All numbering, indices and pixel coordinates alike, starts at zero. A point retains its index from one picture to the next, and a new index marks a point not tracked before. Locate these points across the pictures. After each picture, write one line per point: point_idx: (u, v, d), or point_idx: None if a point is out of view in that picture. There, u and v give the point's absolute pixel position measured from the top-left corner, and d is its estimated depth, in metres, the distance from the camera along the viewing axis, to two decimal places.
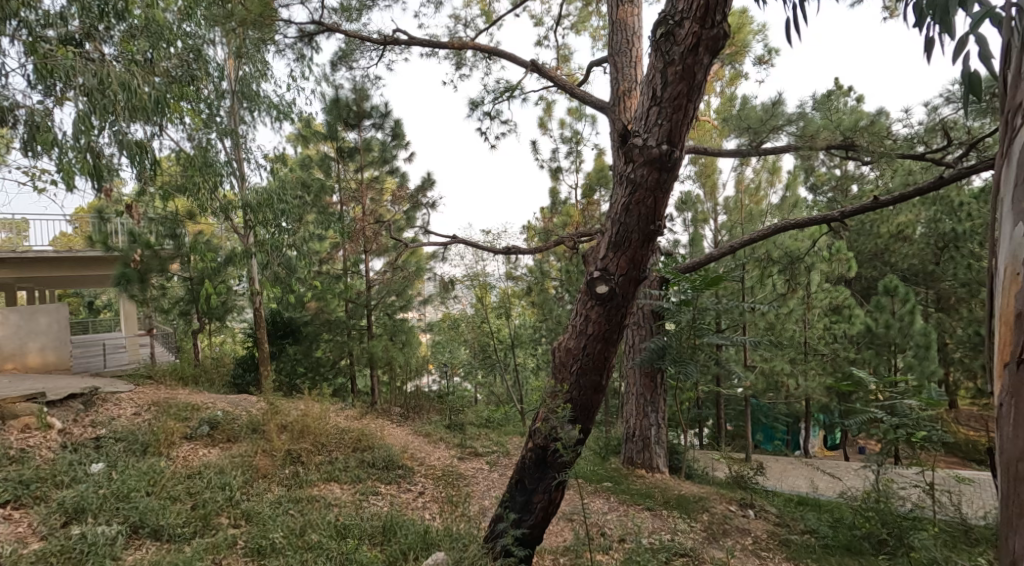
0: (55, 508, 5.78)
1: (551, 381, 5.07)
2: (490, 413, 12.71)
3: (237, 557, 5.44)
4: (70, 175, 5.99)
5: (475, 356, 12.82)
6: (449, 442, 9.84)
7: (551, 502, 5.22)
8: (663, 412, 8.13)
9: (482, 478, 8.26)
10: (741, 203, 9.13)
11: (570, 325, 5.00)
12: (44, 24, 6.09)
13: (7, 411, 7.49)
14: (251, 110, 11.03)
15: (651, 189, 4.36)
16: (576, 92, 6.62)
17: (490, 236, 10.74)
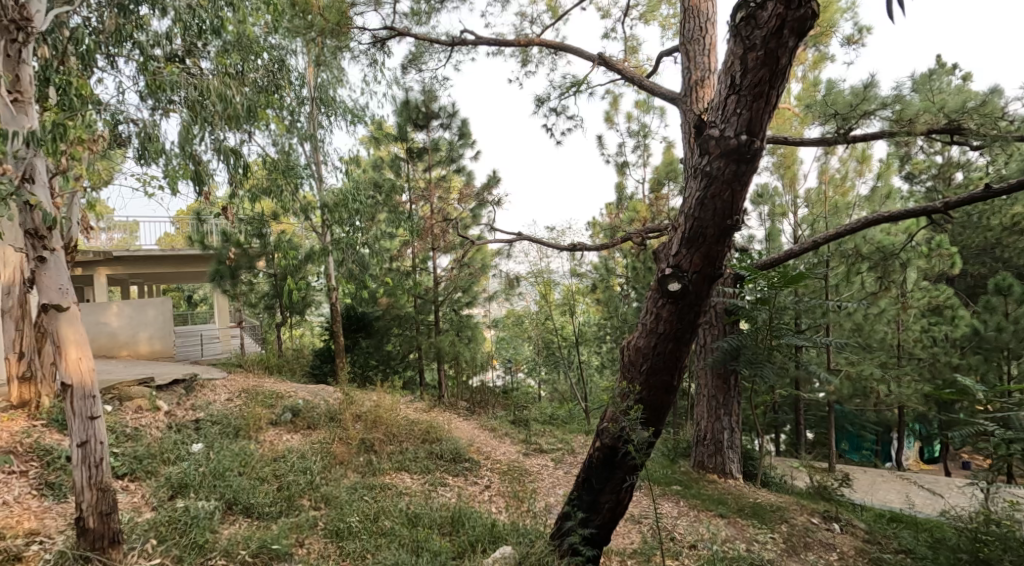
0: (164, 482, 6.08)
1: (620, 381, 4.87)
2: (554, 410, 12.57)
3: (318, 538, 5.52)
4: (175, 181, 6.88)
5: (541, 352, 12.67)
6: (514, 437, 9.78)
7: (619, 503, 5.03)
8: (737, 415, 7.75)
9: (550, 474, 8.14)
10: (825, 195, 8.59)
11: (640, 323, 4.78)
12: (153, 44, 6.86)
13: (125, 393, 8.06)
14: (328, 114, 11.31)
15: (729, 182, 4.09)
16: (644, 84, 6.34)
17: (555, 233, 10.57)
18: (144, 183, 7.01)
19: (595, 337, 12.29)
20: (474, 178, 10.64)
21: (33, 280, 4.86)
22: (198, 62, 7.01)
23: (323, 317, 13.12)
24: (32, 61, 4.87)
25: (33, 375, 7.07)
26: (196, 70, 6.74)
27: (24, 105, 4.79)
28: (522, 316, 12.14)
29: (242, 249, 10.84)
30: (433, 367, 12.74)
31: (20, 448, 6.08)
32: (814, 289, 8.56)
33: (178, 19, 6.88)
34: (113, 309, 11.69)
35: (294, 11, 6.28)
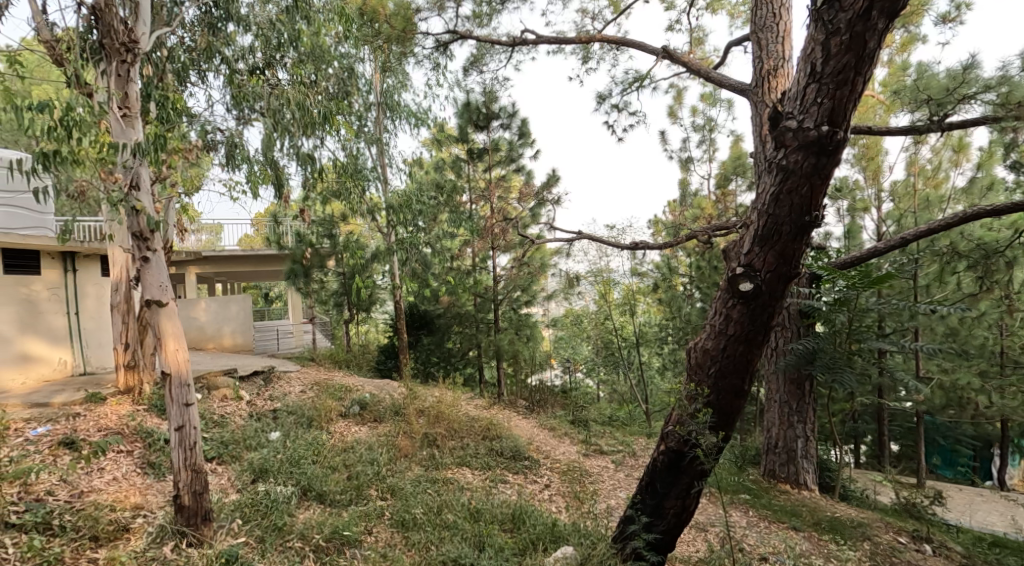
0: (246, 467, 6.38)
1: (686, 384, 4.75)
2: (614, 411, 12.43)
3: (384, 527, 5.66)
4: (257, 186, 7.13)
5: (600, 352, 12.55)
6: (574, 437, 9.73)
7: (685, 509, 4.93)
8: (812, 423, 7.45)
9: (610, 476, 8.06)
10: (914, 187, 8.31)
11: (707, 324, 4.67)
12: (238, 58, 7.25)
13: (211, 384, 8.58)
14: (393, 118, 11.60)
15: (807, 176, 3.93)
16: (711, 76, 6.18)
17: (614, 232, 10.47)
18: (230, 189, 7.40)
19: (656, 338, 12.09)
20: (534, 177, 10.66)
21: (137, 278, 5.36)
22: (276, 73, 7.33)
23: (387, 315, 13.42)
24: (137, 79, 5.64)
25: (136, 364, 7.92)
26: (275, 80, 7.08)
27: (131, 120, 5.56)
28: (580, 315, 12.06)
29: (314, 248, 11.27)
30: (492, 365, 12.83)
31: (126, 429, 6.88)
32: (900, 289, 8.18)
33: (260, 34, 7.27)
34: (199, 304, 12.60)
35: (362, 21, 6.48)
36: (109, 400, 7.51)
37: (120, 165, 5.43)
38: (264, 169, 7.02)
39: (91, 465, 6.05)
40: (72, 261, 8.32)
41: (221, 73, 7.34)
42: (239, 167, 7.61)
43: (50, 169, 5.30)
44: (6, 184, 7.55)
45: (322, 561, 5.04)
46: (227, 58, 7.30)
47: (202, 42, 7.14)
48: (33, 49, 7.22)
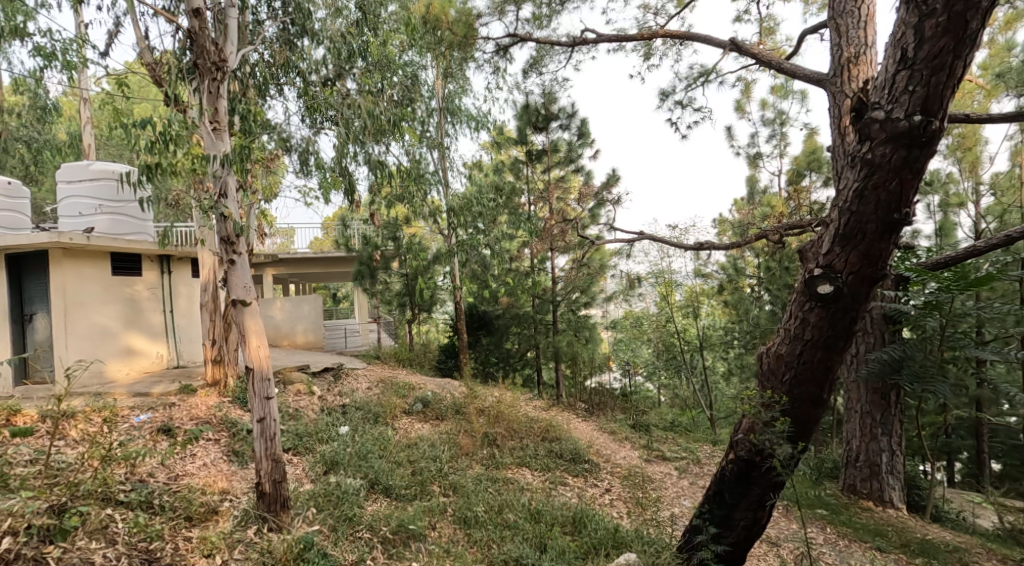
0: (319, 458, 6.83)
1: (759, 391, 4.83)
2: (676, 416, 12.42)
3: (447, 523, 5.97)
4: (329, 192, 7.63)
5: (660, 355, 12.59)
6: (635, 442, 9.83)
7: (755, 521, 5.05)
8: (897, 437, 7.33)
9: (673, 483, 8.14)
10: (1015, 180, 7.89)
11: (782, 329, 4.77)
12: (313, 70, 7.72)
13: (287, 379, 9.17)
14: (453, 122, 12.01)
15: (896, 170, 3.95)
16: (782, 65, 6.07)
17: (677, 232, 10.52)
18: (304, 196, 7.93)
19: (720, 342, 12.01)
20: (593, 178, 10.81)
21: (223, 279, 5.88)
22: (346, 84, 7.75)
23: (448, 315, 13.83)
24: (225, 96, 6.16)
25: (221, 358, 8.53)
26: (346, 91, 7.50)
27: (220, 133, 6.05)
28: (640, 317, 12.12)
29: (380, 250, 11.78)
30: (552, 366, 13.04)
31: (214, 419, 7.49)
32: (1003, 292, 7.90)
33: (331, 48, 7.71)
34: (276, 304, 13.49)
35: (426, 28, 6.75)
36: (198, 392, 8.15)
37: (211, 175, 5.97)
38: (336, 177, 7.47)
39: (185, 451, 6.64)
40: (168, 264, 9.10)
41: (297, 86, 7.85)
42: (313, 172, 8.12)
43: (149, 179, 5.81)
44: (114, 196, 8.28)
45: (389, 552, 5.41)
46: (304, 73, 7.79)
47: (279, 57, 7.63)
48: (135, 71, 7.96)
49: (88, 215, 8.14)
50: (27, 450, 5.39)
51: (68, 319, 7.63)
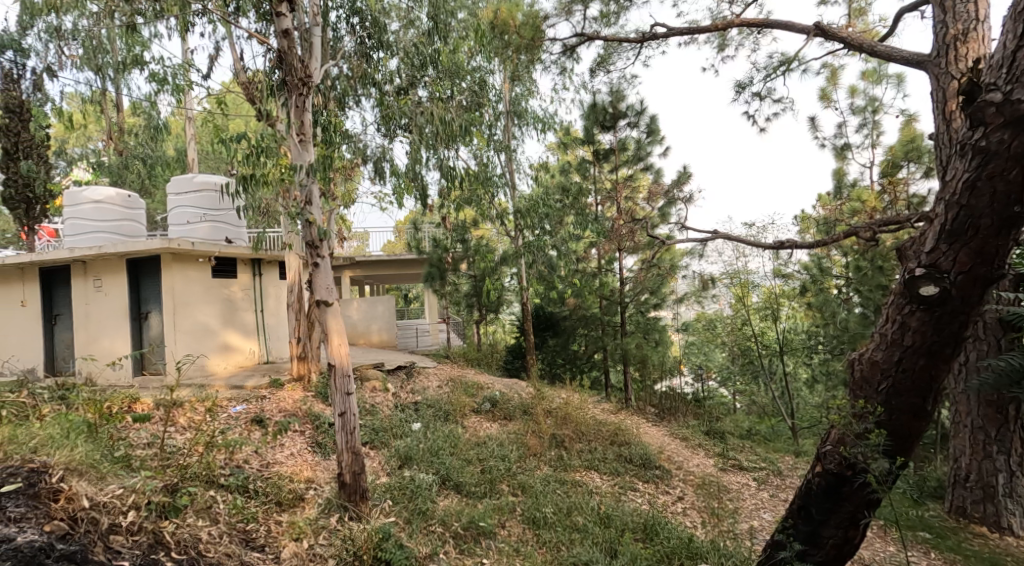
0: (393, 453, 7.21)
1: (849, 402, 4.61)
2: (753, 425, 12.22)
3: (517, 522, 6.24)
4: (401, 198, 8.08)
5: (736, 360, 12.48)
6: (709, 450, 9.77)
7: (845, 540, 4.73)
8: (1016, 455, 6.54)
9: (751, 495, 8.05)
10: None
11: (877, 334, 4.53)
12: (387, 80, 8.07)
13: (363, 375, 9.71)
14: (521, 124, 12.28)
15: (1015, 158, 3.79)
16: (877, 49, 5.82)
17: (754, 229, 10.42)
18: (379, 201, 8.40)
19: (803, 346, 11.66)
20: (662, 176, 10.82)
21: (310, 281, 6.34)
22: (418, 92, 8.08)
23: (514, 316, 14.09)
24: (310, 108, 6.51)
25: (305, 355, 9.11)
26: (419, 99, 7.86)
27: (306, 143, 6.38)
28: (713, 320, 12.22)
29: (450, 253, 12.20)
30: (620, 369, 13.10)
31: (300, 412, 8.04)
32: None
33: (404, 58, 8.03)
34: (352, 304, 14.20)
35: (493, 34, 6.85)
36: (286, 387, 8.75)
37: (297, 183, 6.26)
38: (409, 181, 7.87)
39: (275, 441, 7.16)
40: (259, 266, 9.80)
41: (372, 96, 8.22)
42: (384, 178, 8.62)
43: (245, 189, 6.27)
44: (216, 205, 9.00)
45: (461, 547, 5.65)
46: (380, 84, 8.10)
47: (358, 71, 8.06)
48: (232, 89, 8.66)
49: (191, 223, 8.92)
50: (144, 434, 5.95)
51: (176, 316, 8.39)
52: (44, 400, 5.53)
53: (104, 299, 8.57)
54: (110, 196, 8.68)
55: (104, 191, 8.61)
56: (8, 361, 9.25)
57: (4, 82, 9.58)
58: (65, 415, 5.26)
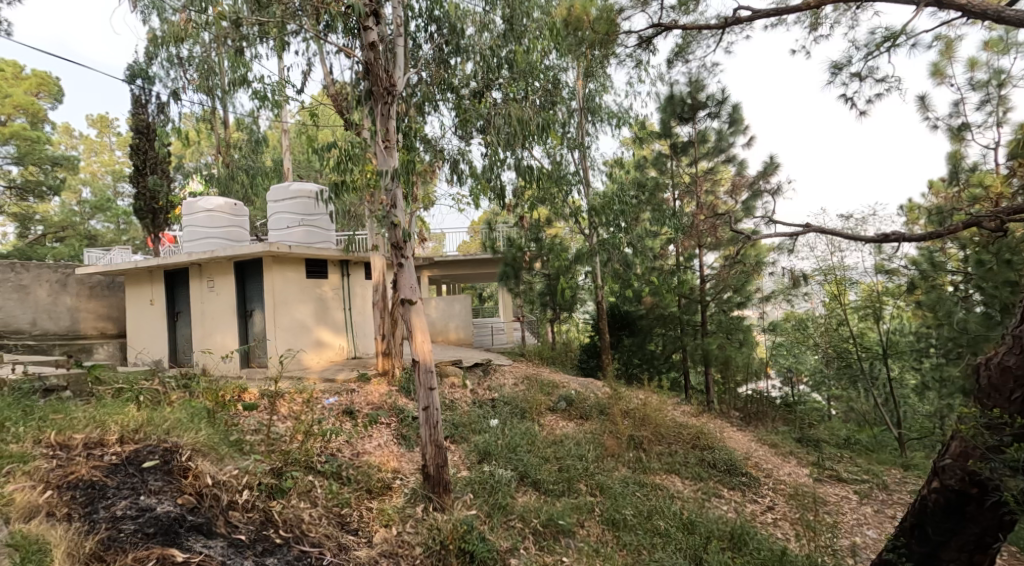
0: (473, 448, 7.48)
1: (973, 411, 4.42)
2: (852, 433, 11.67)
3: (595, 523, 6.35)
4: (477, 199, 8.37)
5: (830, 364, 11.77)
6: (802, 459, 9.55)
7: (970, 564, 4.61)
8: None
9: (852, 509, 7.82)
10: None
11: (1011, 338, 4.41)
12: (464, 82, 8.34)
13: (442, 371, 10.07)
14: (595, 121, 12.33)
15: None
16: (1007, 16, 4.43)
17: (852, 222, 10.11)
18: (457, 203, 8.73)
19: (909, 350, 10.99)
20: (745, 168, 10.62)
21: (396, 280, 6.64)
22: (493, 94, 8.24)
23: (588, 315, 14.16)
24: (394, 115, 6.69)
25: (390, 351, 9.52)
26: (493, 101, 8.11)
27: (390, 149, 6.59)
28: (804, 319, 11.87)
29: (525, 252, 12.42)
30: (700, 370, 12.92)
31: (386, 406, 8.46)
32: None
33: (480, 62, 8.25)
34: (430, 303, 14.67)
35: (568, 31, 6.56)
36: (372, 381, 9.20)
37: (383, 187, 6.55)
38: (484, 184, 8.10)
39: (364, 432, 7.58)
40: (347, 267, 10.38)
41: (450, 101, 8.39)
42: (462, 179, 8.95)
43: (337, 195, 6.70)
44: (311, 211, 9.64)
45: (540, 543, 5.79)
46: (457, 88, 8.30)
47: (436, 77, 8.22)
48: (322, 101, 9.21)
49: (289, 229, 9.57)
50: (253, 422, 6.43)
51: (277, 314, 9.03)
52: (172, 388, 6.22)
53: (216, 298, 9.37)
54: (219, 206, 9.43)
55: (214, 201, 9.40)
56: (139, 354, 10.33)
57: (133, 107, 10.66)
58: (190, 402, 5.91)
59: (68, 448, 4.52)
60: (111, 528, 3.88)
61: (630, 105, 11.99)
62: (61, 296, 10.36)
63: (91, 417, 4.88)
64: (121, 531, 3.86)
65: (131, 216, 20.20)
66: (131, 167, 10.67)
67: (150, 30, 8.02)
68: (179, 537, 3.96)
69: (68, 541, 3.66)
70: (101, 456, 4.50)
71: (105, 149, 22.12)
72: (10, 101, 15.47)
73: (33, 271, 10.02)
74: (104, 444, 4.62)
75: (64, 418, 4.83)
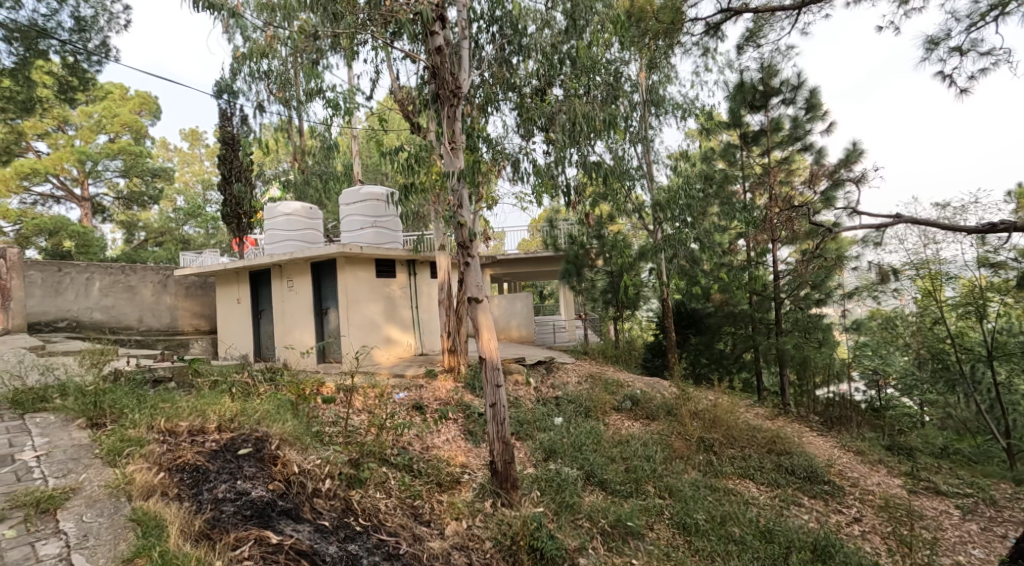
0: (538, 445, 7.56)
1: None
2: (949, 442, 10.79)
3: (665, 526, 6.35)
4: (539, 195, 8.46)
5: (924, 366, 11.26)
6: (893, 468, 9.12)
7: None
8: None
9: (953, 525, 7.47)
10: None
11: None
12: (528, 81, 8.42)
13: (506, 368, 10.20)
14: (658, 114, 12.20)
15: None
16: None
17: (949, 211, 9.66)
18: (519, 200, 8.81)
19: None
20: (823, 156, 10.35)
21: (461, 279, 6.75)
22: (555, 92, 8.34)
23: (652, 312, 14.01)
24: (459, 118, 6.79)
25: (456, 349, 9.70)
26: (555, 99, 8.17)
27: (456, 151, 6.76)
28: (892, 318, 11.35)
29: (587, 249, 12.40)
30: (773, 371, 12.57)
31: (452, 401, 8.66)
32: None
33: (541, 60, 8.31)
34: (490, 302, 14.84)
35: (631, 23, 6.57)
36: (439, 378, 9.40)
37: (449, 188, 6.70)
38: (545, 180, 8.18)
39: (433, 427, 7.78)
40: (414, 267, 10.66)
41: (512, 101, 8.48)
42: (523, 177, 9.11)
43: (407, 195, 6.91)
44: (381, 213, 9.98)
45: (609, 544, 5.82)
46: (519, 87, 8.44)
47: (498, 76, 8.34)
48: (390, 106, 9.51)
49: (361, 230, 9.93)
50: (331, 415, 6.73)
51: (349, 313, 9.39)
52: (260, 381, 6.64)
53: (295, 297, 9.86)
54: (297, 210, 9.86)
55: (292, 205, 9.81)
56: (229, 348, 11.00)
57: (219, 120, 11.36)
58: (276, 394, 6.28)
59: (175, 434, 4.89)
60: (214, 509, 4.18)
61: (695, 95, 11.81)
62: (162, 296, 11.11)
63: (193, 406, 5.25)
64: (223, 512, 4.16)
65: (219, 222, 21.06)
66: (218, 176, 11.35)
67: (236, 48, 8.48)
68: (272, 520, 4.25)
69: (180, 519, 3.98)
70: (203, 442, 4.85)
71: (196, 160, 23.47)
72: (119, 120, 16.62)
73: (139, 272, 10.79)
74: (204, 432, 4.97)
75: (171, 407, 5.24)
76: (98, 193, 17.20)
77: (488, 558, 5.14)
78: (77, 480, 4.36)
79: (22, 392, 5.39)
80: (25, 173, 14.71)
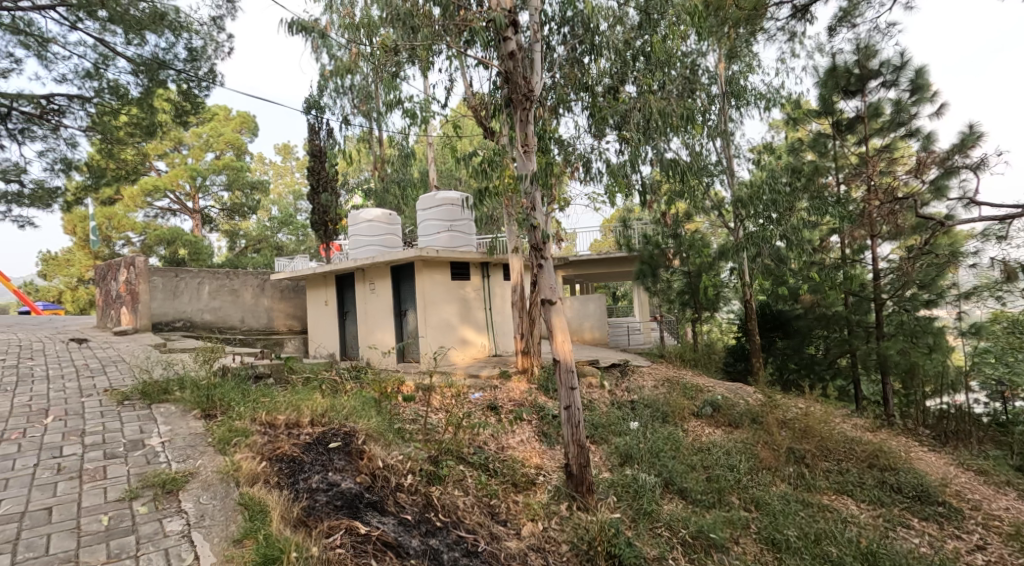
0: (614, 449, 7.55)
1: None
2: None
3: (752, 540, 6.22)
4: (614, 193, 8.43)
5: None
6: (1022, 492, 8.53)
7: None
8: None
9: None
10: None
11: None
12: (601, 80, 8.35)
13: (581, 371, 10.23)
14: (739, 106, 11.89)
15: None
16: None
17: None
18: (592, 200, 8.87)
19: None
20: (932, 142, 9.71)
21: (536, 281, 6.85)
22: (628, 89, 8.29)
23: (733, 314, 13.64)
24: (532, 122, 6.91)
25: (530, 350, 9.78)
26: (629, 96, 8.12)
27: (529, 153, 6.84)
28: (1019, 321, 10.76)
29: (663, 249, 12.23)
30: (873, 380, 12.05)
31: (527, 402, 8.78)
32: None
33: (614, 57, 8.27)
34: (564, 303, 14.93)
35: (710, 11, 6.50)
36: (513, 379, 9.54)
37: (523, 191, 6.82)
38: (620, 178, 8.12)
39: (509, 427, 7.92)
40: (488, 270, 10.83)
41: (586, 102, 8.48)
42: (596, 178, 9.14)
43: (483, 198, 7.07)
44: (454, 218, 10.23)
45: (689, 556, 5.76)
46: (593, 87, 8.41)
47: (571, 77, 8.32)
48: (464, 113, 9.73)
49: (436, 234, 10.23)
50: (412, 412, 6.99)
51: (427, 314, 9.68)
52: (348, 378, 7.01)
53: (377, 298, 10.29)
54: (377, 216, 10.30)
55: (373, 211, 10.27)
56: (318, 347, 11.63)
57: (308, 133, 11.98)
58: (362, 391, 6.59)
59: (274, 427, 5.25)
60: (309, 498, 4.45)
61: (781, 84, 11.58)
62: (261, 298, 11.84)
63: (289, 401, 5.62)
64: (316, 501, 4.41)
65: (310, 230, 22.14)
66: (308, 185, 11.98)
67: (323, 64, 8.94)
68: (361, 510, 4.48)
69: (281, 505, 4.25)
70: (298, 435, 5.17)
71: (288, 172, 24.78)
72: (223, 139, 17.83)
73: (241, 276, 11.55)
74: (298, 425, 5.30)
75: (270, 401, 5.63)
76: (206, 206, 18.47)
77: (564, 560, 5.21)
78: (194, 465, 4.76)
79: (149, 384, 5.95)
80: (147, 188, 16.06)
